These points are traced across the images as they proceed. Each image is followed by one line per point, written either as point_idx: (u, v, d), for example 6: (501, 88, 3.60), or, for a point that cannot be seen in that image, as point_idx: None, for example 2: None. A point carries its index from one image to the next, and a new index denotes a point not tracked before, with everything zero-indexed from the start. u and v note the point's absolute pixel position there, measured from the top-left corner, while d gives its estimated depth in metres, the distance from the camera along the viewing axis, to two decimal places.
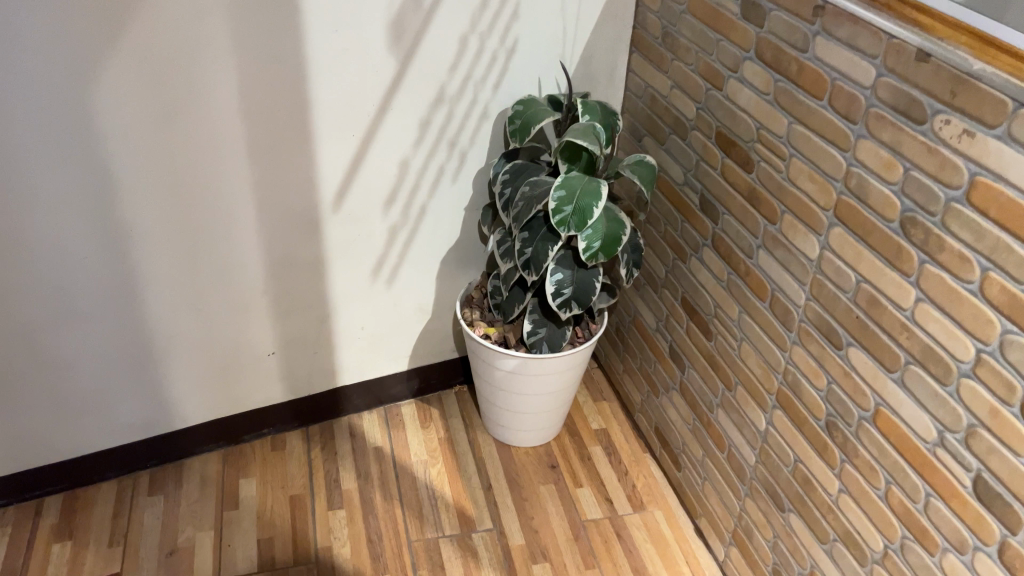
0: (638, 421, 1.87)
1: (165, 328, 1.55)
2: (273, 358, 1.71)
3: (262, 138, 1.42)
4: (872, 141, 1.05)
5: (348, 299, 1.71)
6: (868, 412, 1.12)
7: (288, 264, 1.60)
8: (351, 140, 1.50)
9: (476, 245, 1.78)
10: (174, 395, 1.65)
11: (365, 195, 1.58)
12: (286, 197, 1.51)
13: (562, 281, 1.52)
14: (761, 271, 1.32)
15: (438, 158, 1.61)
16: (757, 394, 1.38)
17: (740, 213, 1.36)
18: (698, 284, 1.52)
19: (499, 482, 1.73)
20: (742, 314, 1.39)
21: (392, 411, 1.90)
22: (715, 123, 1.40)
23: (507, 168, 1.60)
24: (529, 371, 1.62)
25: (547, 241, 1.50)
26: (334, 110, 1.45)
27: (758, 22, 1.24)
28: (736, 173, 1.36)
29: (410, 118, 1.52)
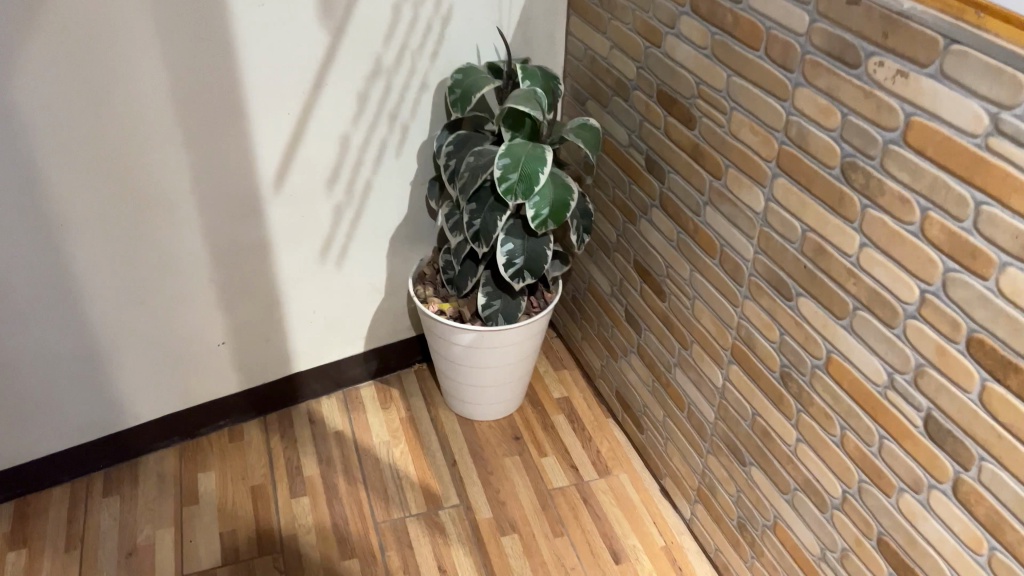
0: (599, 387, 1.87)
1: (110, 322, 1.50)
2: (224, 348, 1.67)
3: (194, 121, 1.37)
4: (810, 88, 1.04)
5: (296, 282, 1.67)
6: (820, 359, 1.13)
7: (231, 250, 1.56)
8: (287, 119, 1.46)
9: (425, 221, 1.75)
10: (123, 392, 1.60)
11: (307, 175, 1.54)
12: (224, 181, 1.47)
13: (513, 251, 1.50)
14: (709, 227, 1.32)
15: (379, 132, 1.57)
16: (713, 350, 1.38)
17: (685, 170, 1.35)
18: (649, 246, 1.51)
19: (463, 457, 1.72)
20: (693, 272, 1.39)
21: (351, 394, 1.88)
22: (655, 81, 1.38)
23: (451, 139, 1.57)
24: (487, 344, 1.61)
25: (495, 211, 1.48)
26: (268, 89, 1.40)
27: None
28: (678, 131, 1.35)
29: (347, 92, 1.49)
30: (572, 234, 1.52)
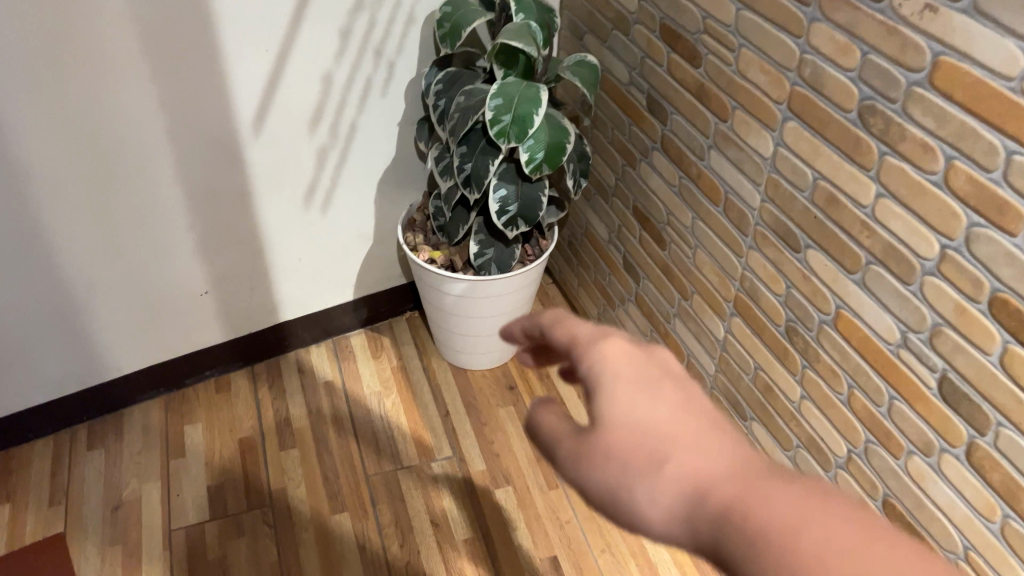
0: None
1: (85, 271, 1.44)
2: (207, 297, 1.61)
3: (165, 60, 1.28)
4: (827, 24, 0.96)
5: (279, 229, 1.61)
6: (828, 315, 1.07)
7: (210, 195, 1.49)
8: (265, 57, 1.37)
9: (415, 163, 1.68)
10: (103, 343, 1.55)
11: (287, 116, 1.46)
12: (199, 123, 1.39)
13: (507, 198, 1.43)
14: (713, 173, 1.25)
15: (364, 69, 1.48)
16: (714, 302, 1.32)
17: (689, 111, 1.27)
18: (649, 191, 1.44)
19: (456, 408, 1.68)
20: (695, 220, 1.32)
21: (341, 343, 1.82)
22: (658, 15, 1.29)
23: (442, 77, 1.48)
24: (480, 294, 1.55)
25: (487, 155, 1.40)
26: (244, 26, 1.31)
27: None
28: (682, 69, 1.26)
29: (328, 27, 1.39)
30: (569, 179, 1.44)
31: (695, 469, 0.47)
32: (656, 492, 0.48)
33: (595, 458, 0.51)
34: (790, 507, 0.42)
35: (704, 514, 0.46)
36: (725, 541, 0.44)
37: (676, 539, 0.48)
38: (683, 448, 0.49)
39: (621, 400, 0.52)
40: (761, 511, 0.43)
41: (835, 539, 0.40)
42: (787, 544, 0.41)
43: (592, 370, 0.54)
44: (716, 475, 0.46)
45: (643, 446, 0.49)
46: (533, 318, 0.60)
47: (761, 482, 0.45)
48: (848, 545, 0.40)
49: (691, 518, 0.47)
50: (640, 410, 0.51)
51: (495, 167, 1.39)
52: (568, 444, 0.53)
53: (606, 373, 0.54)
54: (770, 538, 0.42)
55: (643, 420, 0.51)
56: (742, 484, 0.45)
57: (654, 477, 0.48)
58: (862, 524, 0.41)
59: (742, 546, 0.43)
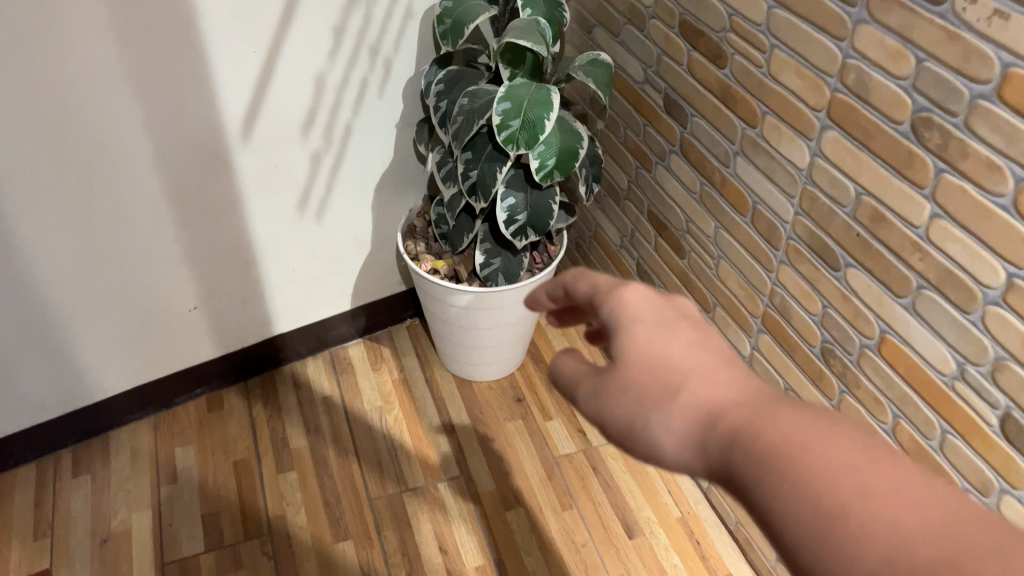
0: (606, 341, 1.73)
1: (65, 292, 1.35)
2: (196, 313, 1.52)
3: (142, 66, 1.19)
4: (875, 26, 0.87)
5: (271, 238, 1.51)
6: (871, 340, 0.99)
7: (197, 207, 1.40)
8: (252, 59, 1.27)
9: (414, 166, 1.58)
10: (86, 364, 1.46)
11: (278, 120, 1.37)
12: (183, 131, 1.29)
13: (515, 206, 1.34)
14: (739, 181, 1.16)
15: (359, 69, 1.39)
16: (740, 317, 1.24)
17: (712, 114, 1.18)
18: (666, 197, 1.36)
19: (462, 423, 1.60)
20: (718, 230, 1.24)
21: (339, 355, 1.74)
22: (677, 10, 1.20)
23: (443, 76, 1.39)
24: (486, 306, 1.46)
25: (494, 162, 1.31)
26: (228, 27, 1.21)
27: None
28: (705, 69, 1.17)
29: (319, 24, 1.30)
30: (581, 185, 1.36)
31: (709, 398, 0.50)
32: (670, 417, 0.50)
33: (613, 391, 0.54)
34: (796, 428, 0.44)
35: (714, 436, 0.48)
36: (732, 462, 0.46)
37: (689, 467, 0.50)
38: (699, 379, 0.51)
39: (639, 337, 0.55)
40: (772, 432, 0.45)
41: (838, 455, 0.42)
42: (792, 462, 0.43)
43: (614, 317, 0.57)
44: (727, 402, 0.49)
45: (660, 378, 0.52)
46: (555, 279, 0.62)
47: (773, 408, 0.47)
48: (851, 461, 0.42)
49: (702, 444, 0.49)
50: (659, 345, 0.54)
51: (503, 174, 1.30)
52: (590, 382, 0.57)
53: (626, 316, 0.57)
54: (775, 454, 0.44)
55: (662, 354, 0.54)
56: (751, 407, 0.47)
57: (669, 405, 0.51)
58: (868, 444, 0.42)
59: (750, 464, 0.45)
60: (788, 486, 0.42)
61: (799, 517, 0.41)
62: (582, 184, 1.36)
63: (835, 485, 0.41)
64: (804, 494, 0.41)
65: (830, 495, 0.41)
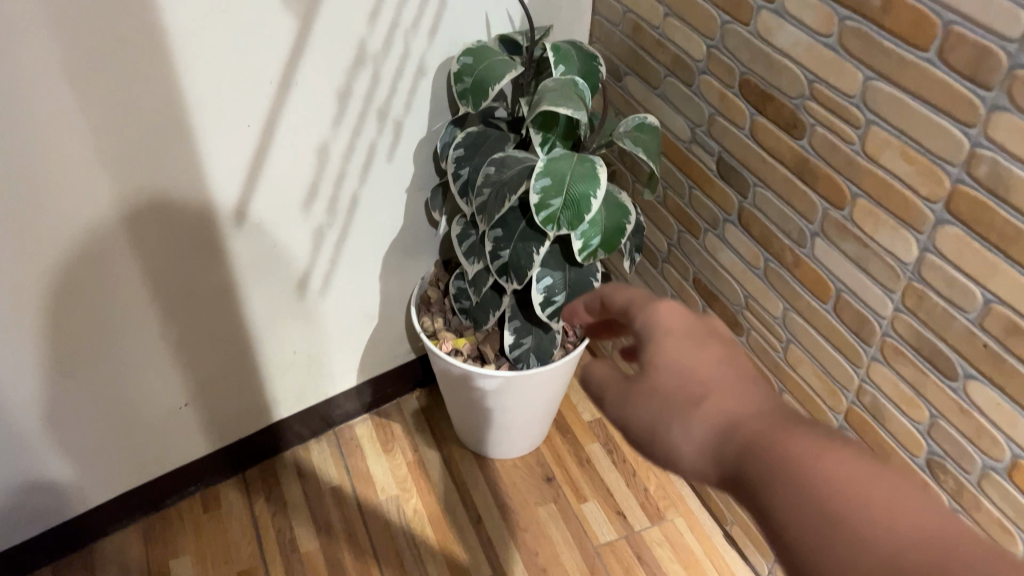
0: None
1: (37, 405, 1.17)
2: (188, 409, 1.35)
3: (120, 150, 1.01)
4: (1017, 115, 0.73)
5: (268, 321, 1.34)
6: (999, 462, 0.86)
7: (185, 297, 1.22)
8: (247, 132, 1.11)
9: (425, 231, 1.42)
10: (64, 478, 1.28)
11: (276, 196, 1.20)
12: (168, 217, 1.12)
13: (553, 286, 1.18)
14: (817, 264, 1.02)
15: (366, 133, 1.23)
16: (815, 409, 1.11)
17: (782, 187, 1.04)
18: (719, 267, 1.22)
19: (489, 510, 1.45)
20: (788, 311, 1.10)
21: (345, 435, 1.58)
22: (737, 67, 1.06)
23: (463, 139, 1.23)
24: (515, 388, 1.31)
25: (529, 239, 1.15)
26: (220, 102, 1.05)
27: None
28: (773, 136, 1.03)
29: (322, 87, 1.14)
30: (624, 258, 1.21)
31: (730, 409, 0.51)
32: (689, 427, 0.52)
33: (638, 399, 0.56)
34: (808, 442, 0.46)
35: (730, 446, 0.50)
36: (745, 473, 0.48)
37: (706, 474, 0.51)
38: (722, 393, 0.53)
39: (665, 347, 0.57)
40: (783, 449, 0.46)
41: (847, 471, 0.43)
42: (802, 476, 0.44)
43: (642, 324, 0.61)
44: (746, 414, 0.50)
45: (685, 388, 0.54)
46: (594, 292, 0.67)
47: (791, 427, 0.48)
48: (863, 480, 0.43)
49: (719, 454, 0.51)
50: (688, 356, 0.56)
51: (539, 254, 1.14)
52: (611, 384, 0.59)
53: (659, 327, 0.59)
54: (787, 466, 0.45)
55: (688, 368, 0.55)
56: (767, 420, 0.49)
57: (689, 414, 0.53)
58: (877, 470, 0.43)
59: (763, 474, 0.46)
60: (797, 498, 0.43)
61: (808, 530, 0.42)
62: (625, 258, 1.21)
63: (846, 502, 0.42)
64: (814, 506, 0.43)
65: (836, 506, 0.42)
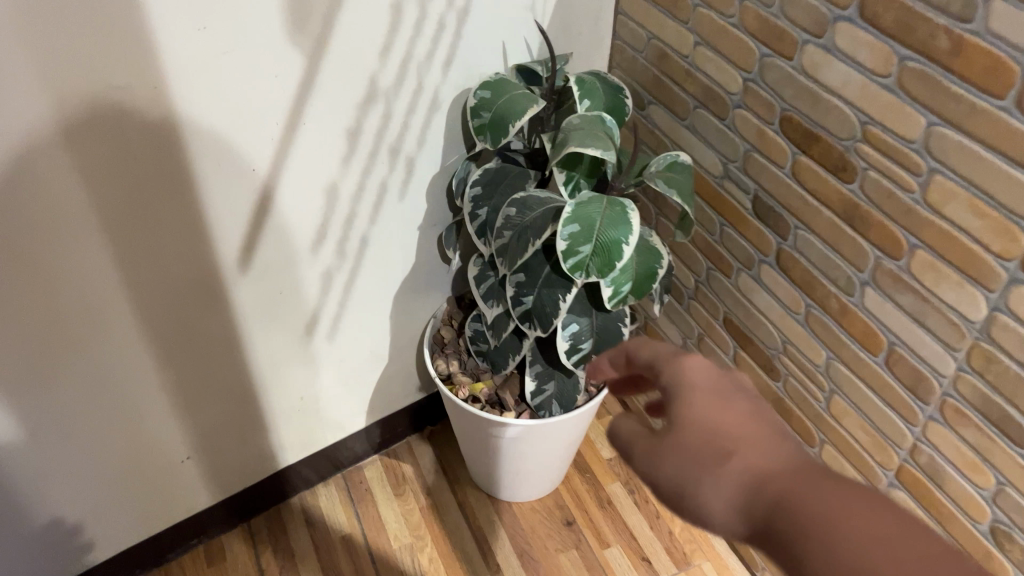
0: None
1: (29, 468, 1.09)
2: (190, 462, 1.28)
3: (114, 197, 0.94)
4: None
5: (273, 368, 1.27)
6: None
7: (187, 348, 1.15)
8: (251, 177, 1.04)
9: (438, 268, 1.35)
10: (60, 539, 1.21)
11: (282, 240, 1.13)
12: (167, 267, 1.05)
13: (579, 333, 1.11)
14: (867, 315, 0.96)
15: (377, 171, 1.15)
16: (862, 464, 1.05)
17: (827, 232, 0.97)
18: (753, 309, 1.15)
19: (507, 558, 1.39)
20: (832, 361, 1.04)
21: (354, 478, 1.51)
22: (778, 103, 0.98)
23: (480, 177, 1.16)
24: (535, 437, 1.24)
25: (555, 285, 1.08)
26: (221, 146, 0.99)
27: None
28: (818, 177, 0.96)
29: (332, 125, 1.06)
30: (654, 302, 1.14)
31: (755, 463, 0.58)
32: (720, 482, 0.58)
33: (662, 452, 0.62)
34: (834, 500, 0.52)
35: (760, 499, 0.56)
36: (769, 518, 0.55)
37: (733, 528, 0.57)
38: (748, 449, 0.59)
39: (694, 405, 0.63)
40: (811, 507, 0.52)
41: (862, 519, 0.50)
42: (827, 525, 0.51)
43: (668, 380, 0.67)
44: (772, 472, 0.56)
45: (711, 445, 0.60)
46: (618, 348, 0.75)
47: (812, 481, 0.54)
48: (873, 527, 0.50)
49: (746, 507, 0.57)
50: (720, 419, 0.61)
51: (565, 302, 1.07)
52: (644, 440, 0.64)
53: (686, 386, 0.65)
54: (816, 520, 0.51)
55: (717, 426, 0.61)
56: (790, 475, 0.55)
57: (719, 471, 0.59)
58: (887, 513, 0.50)
59: (794, 526, 0.52)
60: (820, 540, 0.50)
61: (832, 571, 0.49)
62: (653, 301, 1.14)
63: (858, 540, 0.49)
64: (842, 557, 0.49)
65: (862, 554, 0.48)
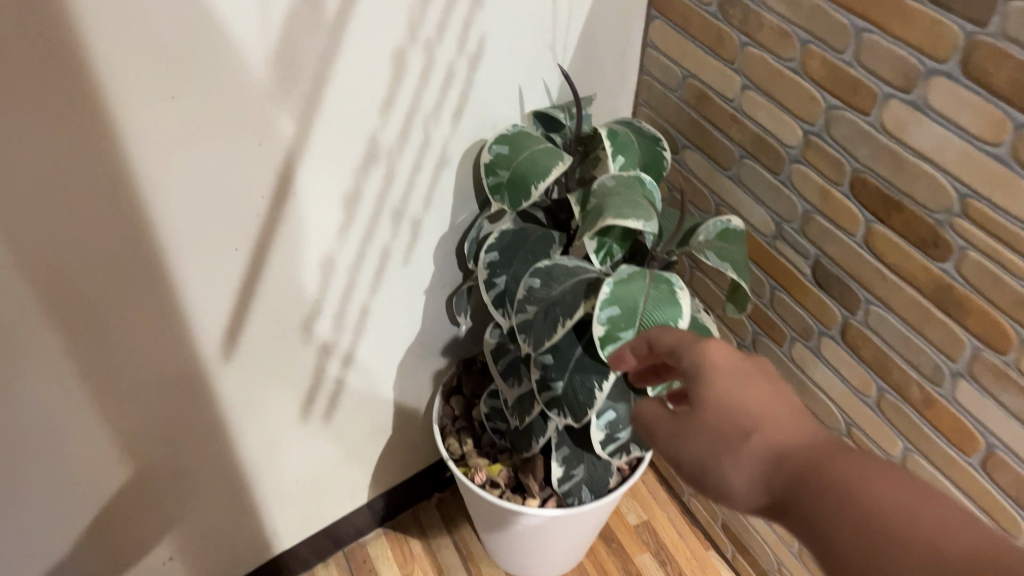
0: (690, 504, 1.41)
1: None
2: (174, 561, 1.13)
3: (71, 299, 0.79)
4: None
5: (265, 456, 1.12)
6: None
7: (167, 447, 1.00)
8: (234, 258, 0.89)
9: (446, 331, 1.21)
10: None
11: (272, 321, 0.98)
12: (139, 366, 0.90)
13: (616, 421, 0.97)
14: (959, 410, 0.82)
15: (379, 237, 1.01)
16: None
17: (909, 312, 0.84)
18: (811, 383, 1.02)
19: None
20: (910, 452, 0.91)
21: (357, 556, 1.37)
22: (848, 161, 0.85)
23: (498, 240, 1.01)
24: (562, 523, 1.10)
25: (589, 369, 0.94)
26: (199, 226, 0.84)
27: (969, 13, 0.68)
28: (899, 250, 0.82)
29: (326, 192, 0.91)
30: None
31: (776, 439, 0.54)
32: (740, 459, 0.55)
33: (685, 434, 0.59)
34: (857, 473, 0.48)
35: (779, 473, 0.52)
36: (790, 495, 0.51)
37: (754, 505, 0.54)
38: (771, 427, 0.55)
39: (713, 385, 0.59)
40: (835, 480, 0.49)
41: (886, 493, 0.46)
42: (846, 499, 0.47)
43: (688, 362, 0.63)
44: (794, 447, 0.53)
45: (733, 423, 0.56)
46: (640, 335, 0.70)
47: (834, 452, 0.51)
48: (901, 502, 0.46)
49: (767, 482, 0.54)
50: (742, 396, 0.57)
51: (601, 391, 0.92)
52: (665, 424, 0.62)
53: (708, 366, 0.61)
54: (835, 493, 0.48)
55: (739, 404, 0.57)
56: (812, 450, 0.52)
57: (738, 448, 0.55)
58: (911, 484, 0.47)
59: (814, 501, 0.49)
60: (843, 518, 0.47)
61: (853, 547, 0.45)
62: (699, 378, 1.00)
63: (881, 515, 0.46)
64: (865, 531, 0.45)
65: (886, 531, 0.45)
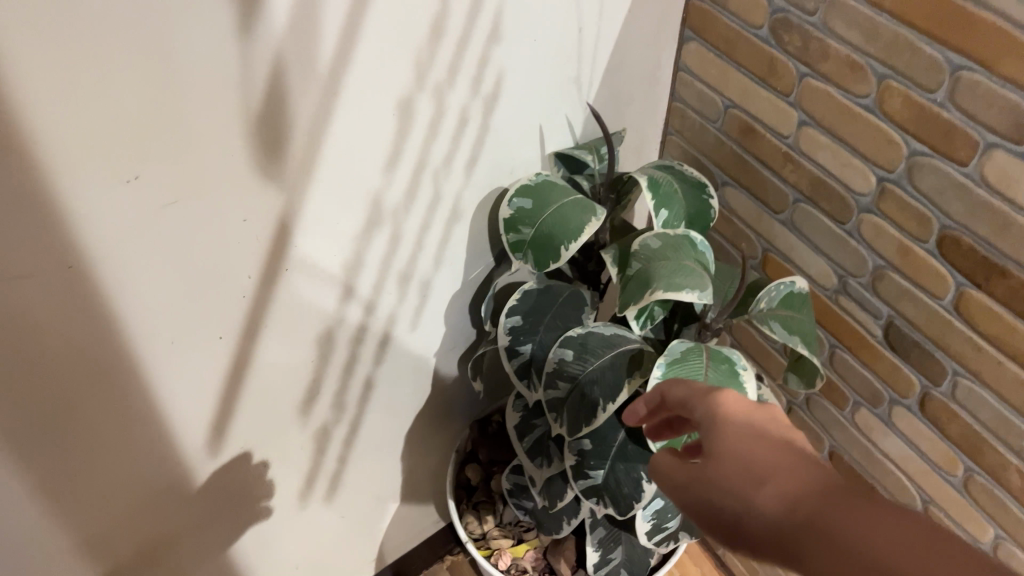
0: (724, 560, 1.29)
1: None
2: None
3: (22, 417, 0.65)
4: None
5: (261, 546, 1.00)
6: None
7: (147, 553, 0.87)
8: (219, 347, 0.76)
9: (459, 392, 1.08)
10: None
11: (265, 408, 0.85)
12: (110, 475, 0.76)
13: (664, 507, 0.86)
14: None
15: (384, 305, 0.88)
16: None
17: (1009, 391, 0.72)
18: (880, 453, 0.91)
19: None
20: (1004, 540, 0.79)
21: None
22: (935, 215, 0.72)
23: (520, 303, 0.89)
24: None
25: (636, 456, 0.82)
26: (177, 318, 0.70)
27: None
28: (1001, 322, 0.70)
29: (324, 264, 0.78)
30: None
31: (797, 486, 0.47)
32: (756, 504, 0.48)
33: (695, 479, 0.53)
34: (877, 515, 0.43)
35: (799, 523, 0.46)
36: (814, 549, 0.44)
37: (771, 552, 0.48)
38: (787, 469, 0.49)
39: (728, 433, 0.53)
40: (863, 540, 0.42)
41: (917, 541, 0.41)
42: (874, 546, 0.42)
43: (701, 416, 0.57)
44: (809, 489, 0.46)
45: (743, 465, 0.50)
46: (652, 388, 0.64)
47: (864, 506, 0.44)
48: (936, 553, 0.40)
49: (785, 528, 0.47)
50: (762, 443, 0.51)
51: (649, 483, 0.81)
52: (682, 475, 0.55)
53: (719, 419, 0.55)
54: (862, 535, 0.42)
55: (749, 446, 0.51)
56: (833, 498, 0.45)
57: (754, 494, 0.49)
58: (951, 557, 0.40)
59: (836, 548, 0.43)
60: None
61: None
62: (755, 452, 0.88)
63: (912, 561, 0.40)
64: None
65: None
